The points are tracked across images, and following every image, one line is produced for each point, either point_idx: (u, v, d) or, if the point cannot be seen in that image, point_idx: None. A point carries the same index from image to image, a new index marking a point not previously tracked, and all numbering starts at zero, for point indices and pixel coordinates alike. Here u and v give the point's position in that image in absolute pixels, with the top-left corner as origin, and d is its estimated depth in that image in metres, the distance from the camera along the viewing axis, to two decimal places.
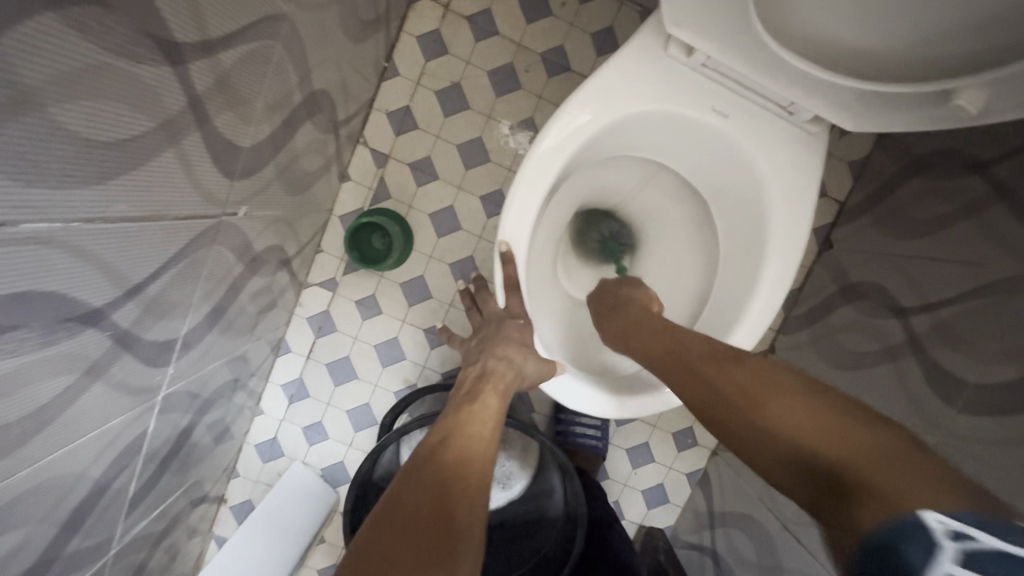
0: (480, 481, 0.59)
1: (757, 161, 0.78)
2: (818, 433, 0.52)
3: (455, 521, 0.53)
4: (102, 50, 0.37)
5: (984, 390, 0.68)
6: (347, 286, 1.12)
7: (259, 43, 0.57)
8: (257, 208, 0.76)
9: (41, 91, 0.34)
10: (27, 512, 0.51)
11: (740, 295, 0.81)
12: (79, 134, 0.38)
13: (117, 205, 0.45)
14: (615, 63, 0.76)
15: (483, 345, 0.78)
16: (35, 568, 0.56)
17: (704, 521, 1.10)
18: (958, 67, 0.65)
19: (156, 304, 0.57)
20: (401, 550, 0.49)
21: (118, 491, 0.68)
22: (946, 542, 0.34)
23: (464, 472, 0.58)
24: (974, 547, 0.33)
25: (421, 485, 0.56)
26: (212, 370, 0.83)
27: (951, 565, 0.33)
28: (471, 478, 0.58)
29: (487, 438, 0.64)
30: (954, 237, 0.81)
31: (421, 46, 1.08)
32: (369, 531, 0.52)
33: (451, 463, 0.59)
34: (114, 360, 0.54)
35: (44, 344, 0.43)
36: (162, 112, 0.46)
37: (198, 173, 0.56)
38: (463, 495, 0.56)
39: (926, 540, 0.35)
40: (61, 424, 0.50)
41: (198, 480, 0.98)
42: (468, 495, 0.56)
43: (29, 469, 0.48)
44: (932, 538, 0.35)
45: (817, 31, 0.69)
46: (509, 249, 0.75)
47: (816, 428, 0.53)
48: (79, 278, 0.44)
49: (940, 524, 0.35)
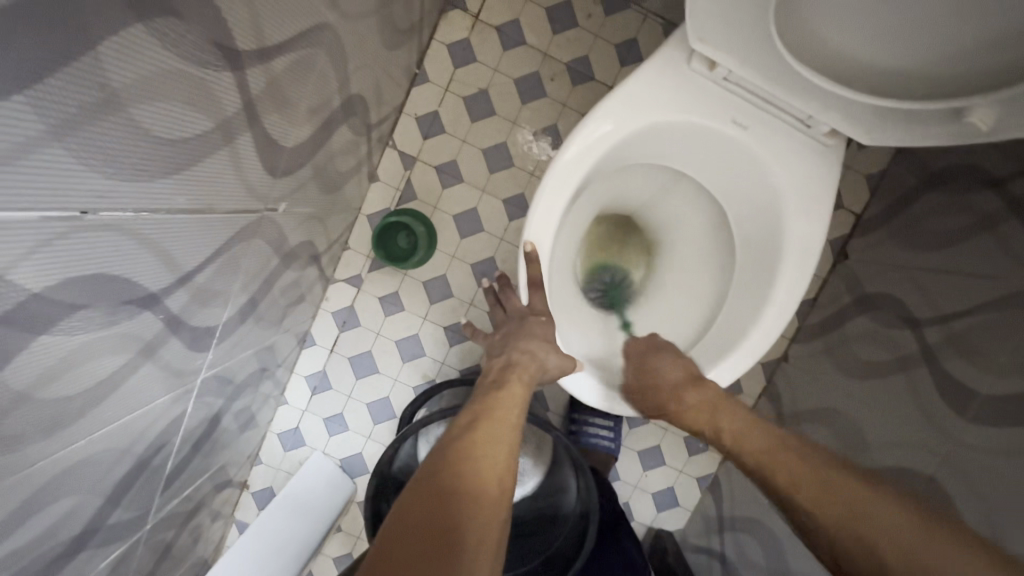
0: (505, 468, 0.62)
1: (775, 172, 0.80)
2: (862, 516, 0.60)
3: (481, 501, 0.57)
4: (177, 56, 0.41)
5: (992, 400, 0.69)
6: (371, 283, 1.16)
7: (305, 51, 0.61)
8: (295, 205, 0.80)
9: (123, 92, 0.37)
10: (78, 482, 0.55)
11: (755, 302, 0.83)
12: (151, 132, 0.42)
13: (176, 197, 0.49)
14: (640, 74, 0.79)
15: (507, 340, 0.81)
16: (81, 535, 0.60)
17: (713, 526, 1.11)
18: (971, 85, 0.67)
19: (202, 291, 0.61)
20: (440, 513, 0.54)
21: (155, 468, 0.72)
22: None
23: (492, 452, 0.63)
24: None
25: (447, 459, 0.60)
26: (243, 359, 0.88)
27: None
28: (498, 456, 0.63)
29: (512, 424, 0.68)
30: (970, 250, 0.82)
31: (451, 54, 1.12)
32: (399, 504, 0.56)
33: (477, 438, 0.63)
34: (164, 343, 0.58)
35: (106, 323, 0.47)
36: (220, 113, 0.50)
37: (246, 170, 0.59)
38: (491, 472, 0.60)
39: None
40: (114, 400, 0.54)
41: (224, 464, 1.02)
42: (496, 472, 0.61)
43: (85, 439, 0.52)
44: None
45: (835, 46, 0.71)
46: (534, 249, 0.77)
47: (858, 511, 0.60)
48: (142, 263, 0.48)
49: None
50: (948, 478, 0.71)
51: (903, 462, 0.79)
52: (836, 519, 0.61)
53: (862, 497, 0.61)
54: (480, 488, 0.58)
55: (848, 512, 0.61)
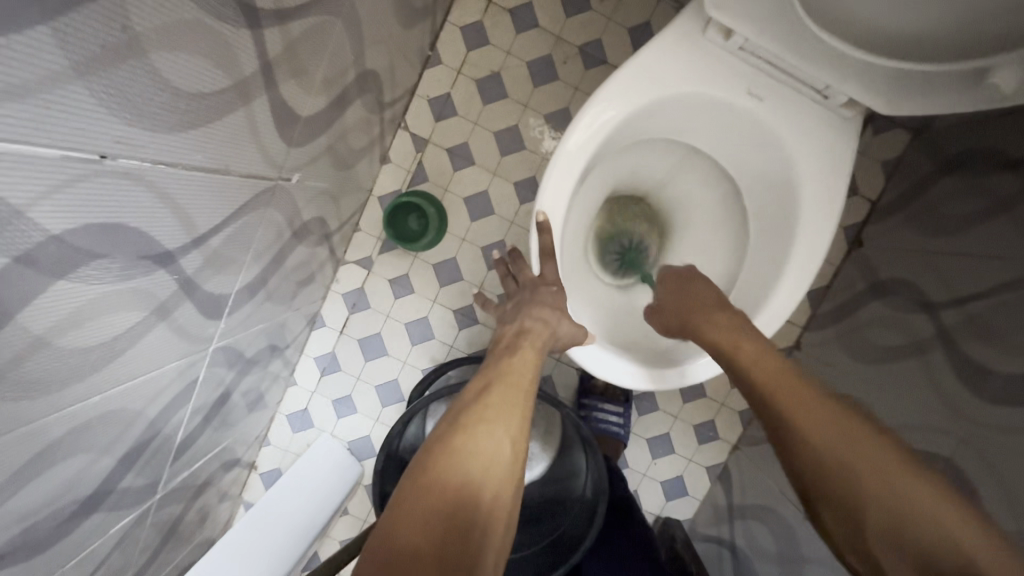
0: (518, 433, 0.62)
1: (792, 147, 0.79)
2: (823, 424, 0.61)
3: (493, 465, 0.58)
4: (198, 8, 0.42)
5: (1007, 379, 0.68)
6: (382, 265, 1.16)
7: (322, 18, 0.62)
8: (308, 178, 0.80)
9: (146, 37, 0.38)
10: (91, 440, 0.55)
11: (767, 279, 0.82)
12: (173, 84, 0.42)
13: (194, 154, 0.49)
14: (655, 45, 0.78)
15: (518, 308, 0.81)
16: (93, 495, 0.60)
17: (723, 515, 1.10)
18: (995, 46, 0.66)
19: (216, 257, 0.62)
20: (451, 474, 0.55)
21: (166, 436, 0.72)
22: None
23: (502, 418, 0.62)
24: None
25: (458, 422, 0.61)
26: (253, 334, 0.88)
27: None
28: (511, 422, 0.62)
29: (525, 387, 0.67)
30: (988, 231, 0.80)
31: (464, 36, 1.12)
32: (410, 476, 0.56)
33: (491, 404, 0.63)
34: (178, 305, 0.59)
35: (123, 276, 0.47)
36: (238, 72, 0.50)
37: (262, 135, 0.60)
38: (505, 437, 0.61)
39: None
40: (128, 358, 0.54)
41: (232, 442, 1.03)
42: (511, 438, 0.61)
43: (99, 395, 0.53)
44: None
45: (853, 13, 0.70)
46: (546, 219, 0.77)
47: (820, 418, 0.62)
48: (159, 218, 0.48)
49: None
50: (964, 458, 0.70)
51: (918, 445, 0.78)
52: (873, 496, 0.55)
53: (856, 435, 0.59)
54: (492, 459, 0.58)
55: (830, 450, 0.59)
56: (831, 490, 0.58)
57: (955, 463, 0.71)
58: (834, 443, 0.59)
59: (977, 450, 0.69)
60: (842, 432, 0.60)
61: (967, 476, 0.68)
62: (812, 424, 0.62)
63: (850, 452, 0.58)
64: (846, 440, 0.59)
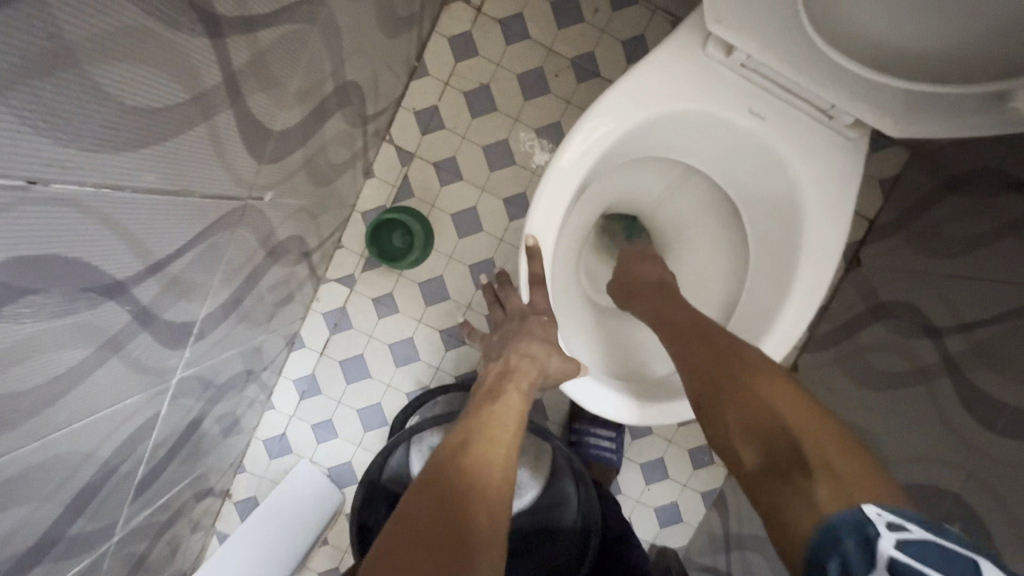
0: (502, 483, 0.58)
1: (794, 167, 0.76)
2: (720, 362, 0.68)
3: (476, 522, 0.52)
4: (145, 15, 0.37)
5: (1016, 411, 0.65)
6: (365, 283, 1.11)
7: (296, 27, 0.58)
8: (283, 196, 0.75)
9: (80, 48, 0.33)
10: (33, 489, 0.49)
11: (770, 303, 0.79)
12: (115, 98, 0.38)
13: (145, 175, 0.44)
14: (652, 60, 0.75)
15: (504, 339, 0.77)
16: (38, 546, 0.54)
17: (719, 544, 1.05)
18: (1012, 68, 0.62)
19: (177, 283, 0.57)
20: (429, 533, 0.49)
21: (126, 474, 0.66)
22: (885, 532, 0.41)
23: (489, 474, 0.57)
24: (907, 537, 0.39)
25: (434, 475, 0.56)
26: (226, 359, 0.83)
27: (886, 542, 0.40)
28: (492, 482, 0.57)
29: (508, 441, 0.63)
30: (995, 256, 0.77)
31: (452, 47, 1.08)
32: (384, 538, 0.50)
33: (474, 459, 0.58)
34: (132, 338, 0.53)
35: (61, 313, 0.42)
36: (197, 86, 0.46)
37: (228, 152, 0.55)
38: (486, 501, 0.55)
39: (859, 519, 0.43)
40: (73, 398, 0.49)
41: (204, 472, 0.97)
42: (491, 499, 0.55)
43: (41, 440, 0.47)
44: (872, 523, 0.42)
45: (864, 31, 0.67)
46: (536, 243, 0.73)
47: (719, 358, 0.68)
48: (105, 246, 0.43)
49: (877, 515, 0.43)
50: (974, 493, 0.67)
51: (928, 478, 0.74)
52: (753, 416, 0.61)
53: (746, 366, 0.66)
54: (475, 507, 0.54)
55: (726, 381, 0.66)
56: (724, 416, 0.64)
57: (966, 500, 0.67)
58: (733, 380, 0.65)
59: (990, 487, 0.65)
60: (733, 363, 0.67)
61: (979, 513, 0.65)
62: (711, 364, 0.68)
63: (745, 382, 0.64)
64: (738, 372, 0.65)
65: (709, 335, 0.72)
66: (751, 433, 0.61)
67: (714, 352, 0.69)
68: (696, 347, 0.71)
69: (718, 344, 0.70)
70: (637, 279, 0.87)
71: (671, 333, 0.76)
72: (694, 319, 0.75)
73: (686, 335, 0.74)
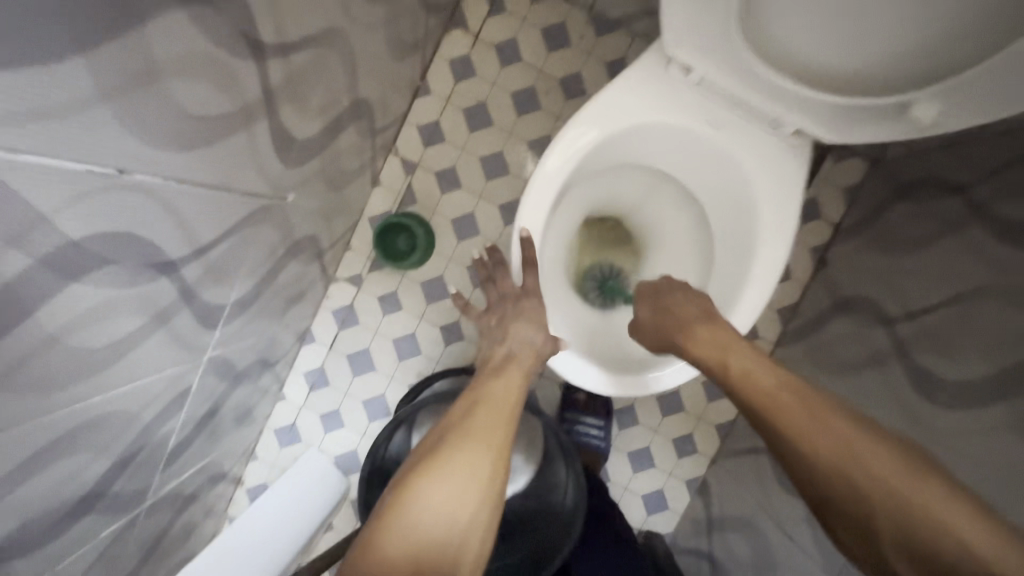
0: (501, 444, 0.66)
1: (750, 170, 0.86)
2: (827, 441, 0.59)
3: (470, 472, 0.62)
4: (210, 42, 0.47)
5: (958, 386, 0.73)
6: (371, 283, 1.20)
7: (320, 52, 0.68)
8: (303, 197, 0.85)
9: (163, 68, 0.43)
10: (90, 440, 0.58)
11: (731, 291, 0.88)
12: (184, 108, 0.47)
13: (199, 172, 0.54)
14: (623, 79, 0.85)
15: (502, 323, 0.85)
16: (87, 495, 0.62)
17: (702, 528, 1.12)
18: (914, 81, 0.73)
19: (215, 268, 0.66)
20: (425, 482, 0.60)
21: (159, 442, 0.74)
22: None
23: (486, 437, 0.66)
24: None
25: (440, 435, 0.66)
26: (246, 346, 0.91)
27: None
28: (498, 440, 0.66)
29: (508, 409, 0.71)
30: (937, 252, 0.86)
31: (452, 69, 1.19)
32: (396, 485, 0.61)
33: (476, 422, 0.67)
34: (177, 313, 0.62)
35: (130, 283, 0.51)
36: (243, 98, 0.56)
37: (262, 156, 0.65)
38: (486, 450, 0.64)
39: None
40: (129, 361, 0.58)
41: (220, 455, 1.04)
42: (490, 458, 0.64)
43: (101, 396, 0.56)
44: None
45: (793, 49, 0.76)
46: (527, 235, 0.83)
47: (832, 440, 0.59)
48: (166, 230, 0.52)
49: None
50: None
51: None
52: (895, 518, 0.52)
53: (864, 444, 0.57)
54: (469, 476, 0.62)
55: (840, 467, 0.57)
56: (847, 513, 0.56)
57: None
58: (847, 466, 0.57)
59: (933, 453, 0.72)
60: (836, 433, 0.59)
61: None
62: (818, 444, 0.59)
63: (865, 469, 0.56)
64: (852, 451, 0.57)
65: (808, 406, 0.63)
66: (892, 535, 0.53)
67: (813, 425, 0.61)
68: (790, 420, 0.62)
69: (818, 416, 0.61)
70: (690, 325, 0.79)
71: (756, 400, 0.67)
72: (784, 383, 0.67)
73: (774, 404, 0.65)
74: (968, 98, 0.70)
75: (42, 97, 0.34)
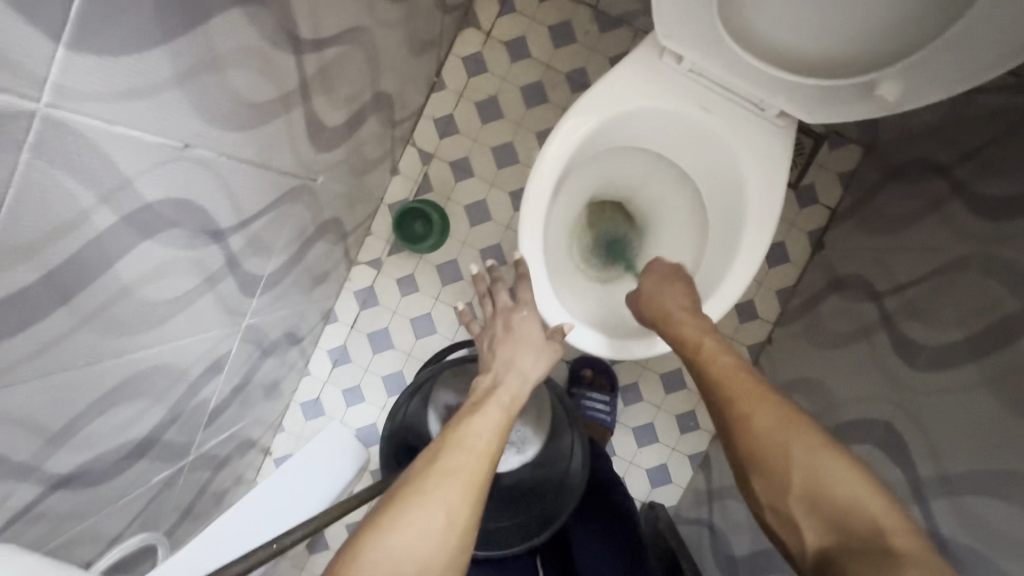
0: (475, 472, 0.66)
1: (739, 151, 0.91)
2: (769, 424, 0.66)
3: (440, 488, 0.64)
4: (259, 36, 0.55)
5: (937, 350, 0.78)
6: (390, 266, 1.28)
7: (347, 48, 0.76)
8: (329, 181, 0.93)
9: (223, 58, 0.51)
10: (149, 387, 0.66)
11: (721, 263, 0.94)
12: (238, 93, 0.55)
13: (246, 150, 0.62)
14: (619, 69, 0.92)
15: (492, 346, 0.89)
16: (144, 440, 0.71)
17: (703, 499, 1.17)
18: (876, 63, 0.80)
19: (255, 240, 0.74)
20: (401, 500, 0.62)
21: (203, 399, 0.83)
22: None
23: (463, 463, 0.67)
24: None
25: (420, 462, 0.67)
26: (278, 319, 1.00)
27: None
28: (469, 461, 0.67)
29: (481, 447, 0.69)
30: (922, 229, 0.91)
31: (466, 65, 1.27)
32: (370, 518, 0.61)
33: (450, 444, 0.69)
34: (223, 278, 0.70)
35: (188, 245, 0.59)
36: (283, 86, 0.64)
37: (296, 139, 0.73)
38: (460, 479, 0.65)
39: None
40: (183, 318, 0.66)
41: (252, 423, 1.13)
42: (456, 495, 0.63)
43: (160, 347, 0.64)
44: None
45: (769, 37, 0.84)
46: (521, 262, 0.91)
47: (773, 425, 0.66)
48: (218, 200, 0.61)
49: None
50: (901, 422, 0.79)
51: (861, 415, 0.87)
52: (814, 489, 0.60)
53: (796, 427, 0.65)
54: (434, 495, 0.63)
55: (773, 444, 0.64)
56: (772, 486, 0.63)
57: (894, 426, 0.80)
58: (780, 444, 0.64)
59: (911, 413, 0.77)
60: (775, 418, 0.66)
61: (904, 436, 0.77)
62: (760, 425, 0.66)
63: (793, 449, 0.63)
64: (786, 432, 0.65)
65: (761, 395, 0.69)
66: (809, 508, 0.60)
67: (760, 409, 0.67)
68: (742, 401, 0.69)
69: (764, 405, 0.68)
70: (675, 313, 0.86)
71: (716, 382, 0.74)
72: (740, 371, 0.74)
73: (730, 388, 0.72)
74: (925, 77, 0.78)
75: (132, 80, 0.42)
